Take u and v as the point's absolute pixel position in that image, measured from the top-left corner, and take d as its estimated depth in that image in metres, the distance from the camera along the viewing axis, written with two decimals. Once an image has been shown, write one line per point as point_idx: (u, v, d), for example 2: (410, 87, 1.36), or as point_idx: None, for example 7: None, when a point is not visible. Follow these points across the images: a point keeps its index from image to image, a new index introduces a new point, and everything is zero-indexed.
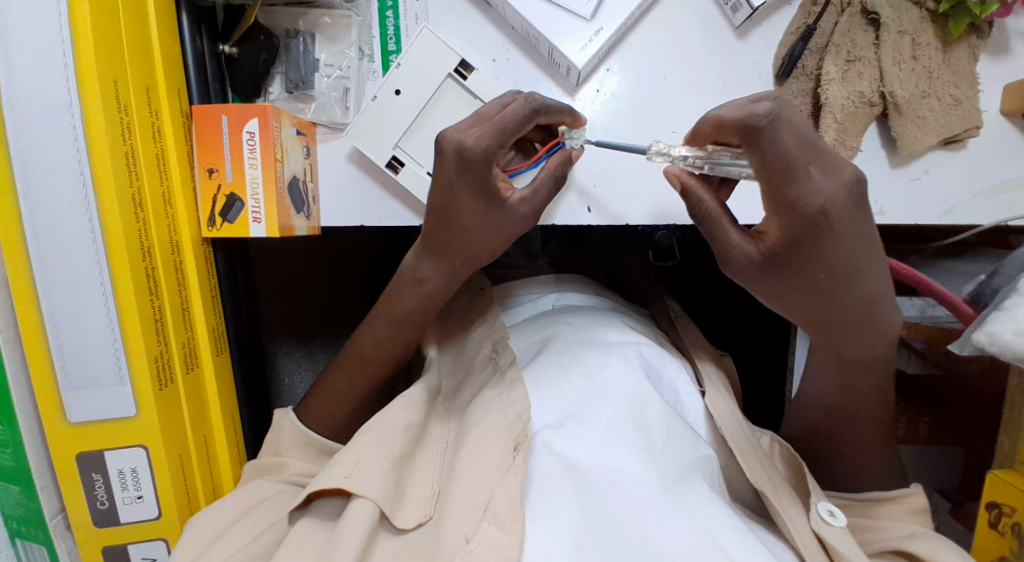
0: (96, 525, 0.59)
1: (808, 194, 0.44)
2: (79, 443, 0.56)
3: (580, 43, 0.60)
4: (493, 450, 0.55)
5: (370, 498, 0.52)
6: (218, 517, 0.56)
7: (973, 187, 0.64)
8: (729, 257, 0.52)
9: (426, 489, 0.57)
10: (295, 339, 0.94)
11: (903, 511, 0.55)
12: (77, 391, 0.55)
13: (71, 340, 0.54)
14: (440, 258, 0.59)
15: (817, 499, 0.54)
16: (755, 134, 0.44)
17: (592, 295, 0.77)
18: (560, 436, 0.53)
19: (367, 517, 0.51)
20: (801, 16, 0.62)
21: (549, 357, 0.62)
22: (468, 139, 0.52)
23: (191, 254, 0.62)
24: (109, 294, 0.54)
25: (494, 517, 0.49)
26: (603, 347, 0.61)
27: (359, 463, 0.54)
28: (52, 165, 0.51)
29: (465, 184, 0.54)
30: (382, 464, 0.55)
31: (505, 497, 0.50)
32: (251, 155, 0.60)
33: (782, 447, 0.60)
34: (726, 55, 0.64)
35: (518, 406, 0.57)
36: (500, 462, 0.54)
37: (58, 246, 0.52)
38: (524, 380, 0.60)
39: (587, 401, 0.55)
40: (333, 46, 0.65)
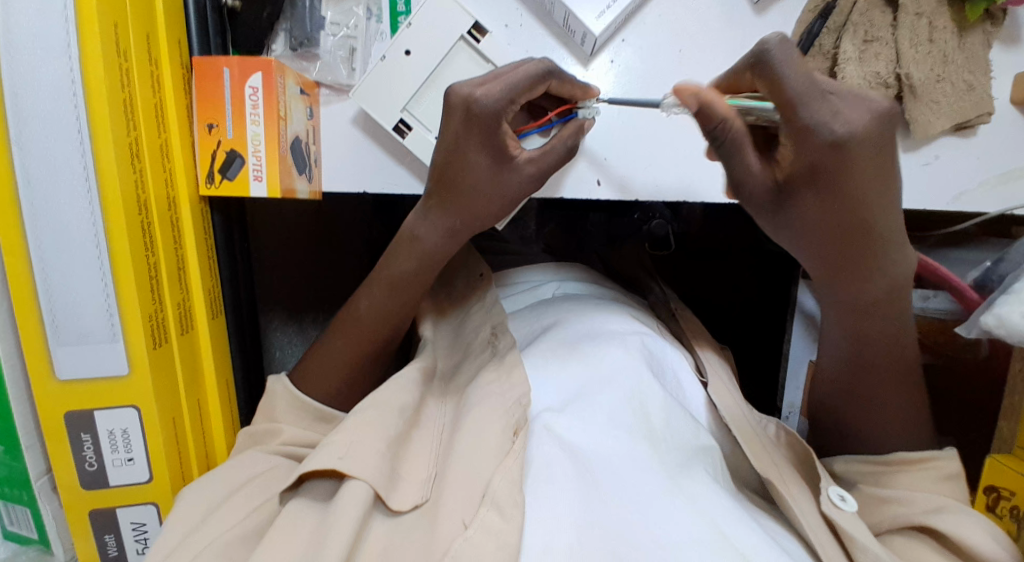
0: (84, 487, 0.57)
1: (826, 117, 0.43)
2: (70, 401, 0.54)
3: (595, 12, 0.58)
4: (490, 435, 0.54)
5: (366, 480, 0.51)
6: (209, 496, 0.54)
7: (979, 173, 0.64)
8: (744, 184, 0.49)
9: (424, 470, 0.56)
10: (287, 314, 0.92)
11: (933, 477, 0.54)
12: (67, 347, 0.53)
13: (62, 295, 0.52)
14: (440, 217, 0.58)
15: (827, 483, 0.53)
16: (765, 60, 0.44)
17: (591, 281, 0.76)
18: (559, 420, 0.53)
19: (362, 497, 0.50)
20: None
21: (550, 340, 0.62)
22: (478, 92, 0.51)
23: (189, 211, 0.60)
24: (102, 243, 0.51)
25: (492, 502, 0.48)
26: (603, 338, 0.60)
27: (352, 437, 0.53)
28: (46, 112, 0.49)
29: (473, 142, 0.53)
30: (377, 444, 0.54)
31: (504, 481, 0.49)
32: (253, 111, 0.58)
33: (788, 434, 0.59)
34: (742, 32, 0.62)
35: (518, 391, 0.56)
36: (499, 446, 0.53)
37: (51, 196, 0.50)
38: (523, 363, 0.61)
39: (588, 388, 0.56)
40: (341, 4, 0.64)
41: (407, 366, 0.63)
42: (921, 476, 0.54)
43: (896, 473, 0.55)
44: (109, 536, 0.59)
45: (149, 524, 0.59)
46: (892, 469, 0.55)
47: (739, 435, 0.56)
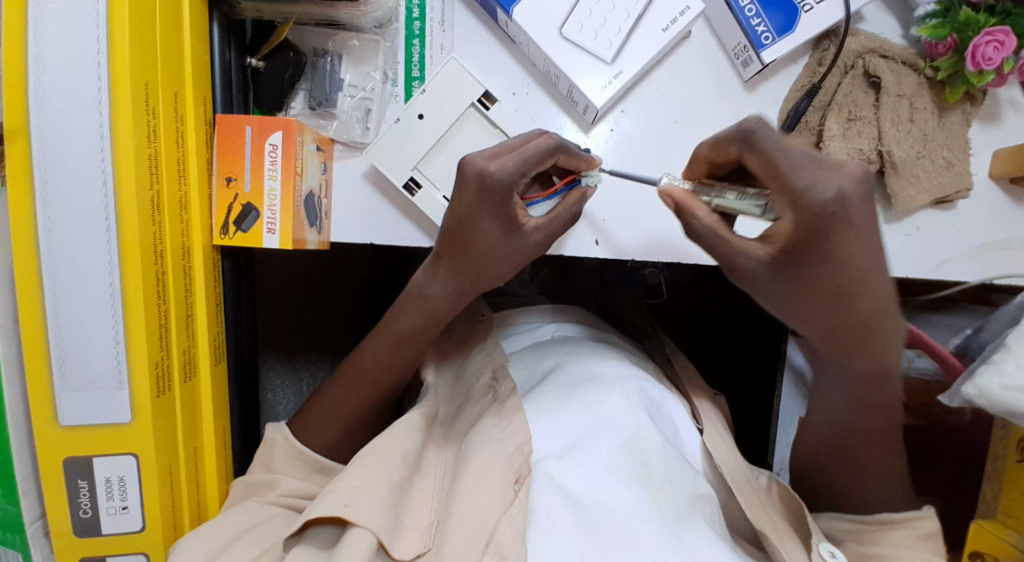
0: (76, 533, 0.56)
1: (819, 182, 0.43)
2: (70, 447, 0.54)
3: (601, 84, 0.61)
4: (492, 484, 0.55)
5: (369, 528, 0.51)
6: (209, 540, 0.53)
7: (960, 245, 0.67)
8: (742, 264, 0.51)
9: (425, 518, 0.56)
10: (281, 355, 0.92)
11: (912, 536, 0.56)
12: (72, 392, 0.53)
13: (72, 341, 0.52)
14: (449, 277, 0.60)
15: (818, 540, 0.54)
16: (751, 139, 0.48)
17: (589, 327, 0.78)
18: (562, 468, 0.54)
19: (365, 546, 0.50)
20: (806, 75, 0.65)
21: (551, 386, 0.63)
22: (493, 165, 0.53)
23: (200, 259, 0.61)
24: (117, 290, 0.52)
25: (497, 553, 0.50)
26: (605, 382, 0.61)
27: (352, 489, 0.54)
28: (71, 162, 0.50)
29: (486, 212, 0.55)
30: (381, 491, 0.54)
31: (509, 529, 0.51)
32: (272, 167, 0.61)
33: (780, 488, 0.61)
34: (732, 106, 0.66)
35: (519, 438, 0.57)
36: (501, 494, 0.54)
37: (69, 243, 0.51)
38: (524, 408, 0.61)
39: (589, 432, 0.57)
40: (358, 69, 0.68)
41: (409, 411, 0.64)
42: (902, 536, 0.56)
43: (879, 533, 0.57)
44: None
45: None
46: (876, 528, 0.57)
47: (734, 486, 0.57)
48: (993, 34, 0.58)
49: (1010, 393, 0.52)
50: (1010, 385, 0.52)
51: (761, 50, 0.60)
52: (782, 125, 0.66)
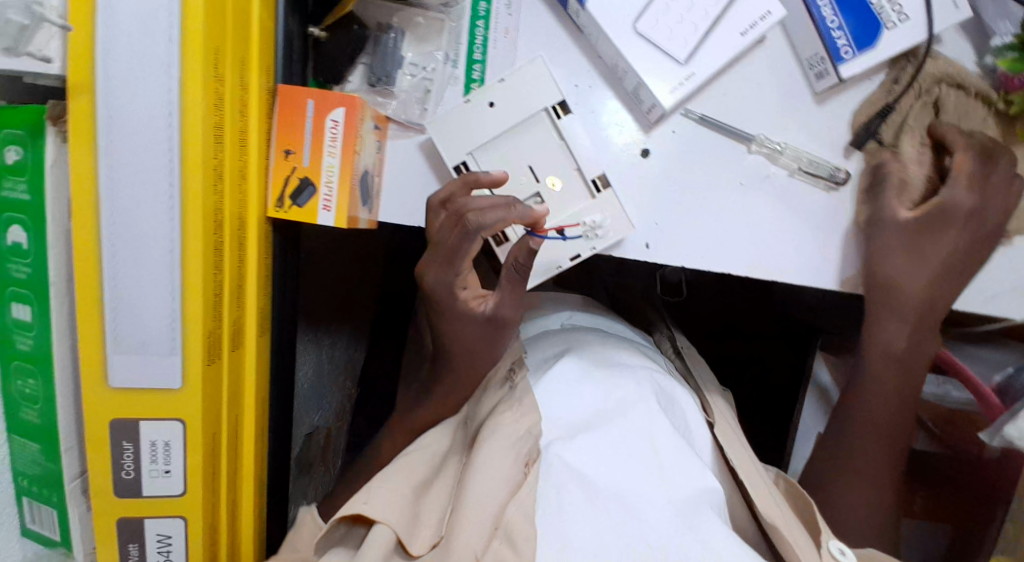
0: (117, 494, 0.57)
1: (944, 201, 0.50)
2: (119, 408, 0.54)
3: (670, 85, 0.60)
4: (504, 463, 0.53)
5: (388, 523, 0.53)
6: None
7: (1016, 282, 0.65)
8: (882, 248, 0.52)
9: (438, 513, 0.56)
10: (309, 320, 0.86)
11: None
12: (123, 354, 0.53)
13: (128, 304, 0.52)
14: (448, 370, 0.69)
15: (828, 538, 0.56)
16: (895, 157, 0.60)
17: (599, 317, 0.78)
18: (571, 449, 0.53)
19: (385, 540, 0.53)
20: (881, 93, 0.62)
21: (562, 371, 0.62)
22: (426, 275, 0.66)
23: (254, 229, 0.60)
24: (177, 256, 0.52)
25: (505, 535, 0.49)
26: (616, 371, 0.63)
27: (375, 490, 0.56)
28: (139, 124, 0.50)
29: (456, 317, 0.66)
30: (404, 489, 0.57)
31: (518, 513, 0.50)
32: (332, 143, 0.60)
33: (786, 482, 0.65)
34: (800, 116, 0.64)
35: (530, 420, 0.57)
36: (511, 478, 0.53)
37: (133, 207, 0.51)
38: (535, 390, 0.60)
39: (603, 415, 0.57)
40: (421, 47, 0.66)
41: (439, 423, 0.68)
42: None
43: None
44: (132, 545, 0.59)
45: (174, 537, 0.59)
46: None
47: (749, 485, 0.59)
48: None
49: None
50: None
51: (838, 64, 0.59)
52: (848, 143, 0.63)
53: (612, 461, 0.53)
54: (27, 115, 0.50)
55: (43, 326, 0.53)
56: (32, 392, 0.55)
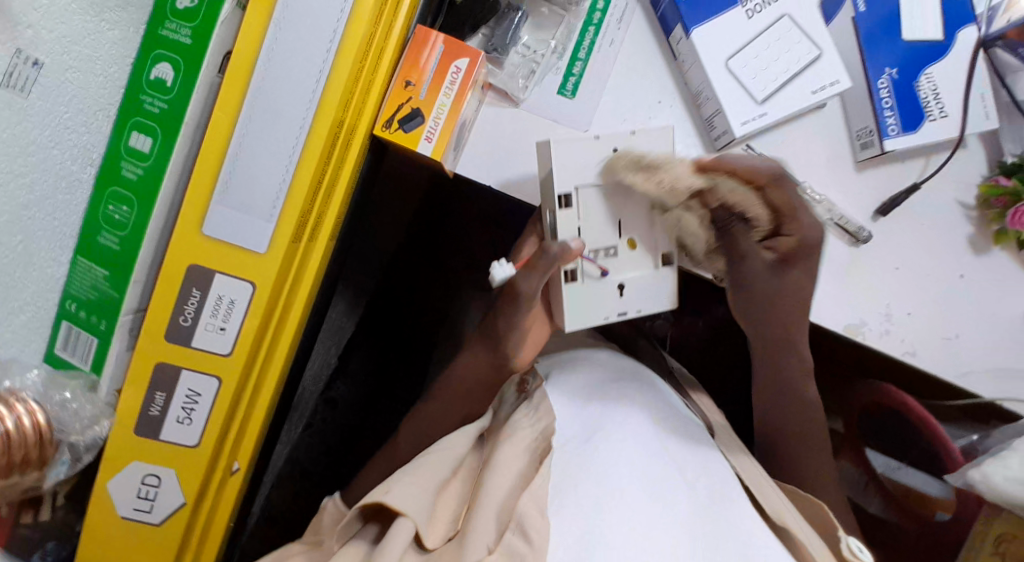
0: (168, 340, 0.59)
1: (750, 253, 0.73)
2: (201, 256, 0.58)
3: (746, 117, 0.70)
4: (516, 461, 0.61)
5: (410, 518, 0.56)
6: None
7: (989, 362, 0.74)
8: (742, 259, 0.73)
9: (452, 512, 0.61)
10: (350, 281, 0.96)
11: None
12: (226, 207, 0.57)
13: (246, 163, 0.56)
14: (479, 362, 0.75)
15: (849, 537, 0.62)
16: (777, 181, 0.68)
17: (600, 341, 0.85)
18: (571, 453, 0.60)
19: (404, 534, 0.55)
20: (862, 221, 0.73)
21: (580, 385, 0.70)
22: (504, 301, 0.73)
23: (361, 141, 0.65)
24: (304, 132, 0.57)
25: (517, 526, 0.53)
26: (621, 386, 0.70)
27: (396, 483, 0.60)
28: (314, 9, 0.55)
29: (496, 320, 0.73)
30: (426, 485, 0.60)
31: (531, 500, 0.55)
32: (450, 87, 0.66)
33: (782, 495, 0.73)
34: (841, 176, 0.74)
35: (542, 423, 0.64)
36: (523, 474, 0.60)
37: (282, 79, 0.56)
38: (549, 397, 0.68)
39: (599, 422, 0.64)
40: (538, 34, 0.75)
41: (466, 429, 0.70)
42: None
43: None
44: (159, 394, 0.60)
45: (202, 397, 0.61)
46: None
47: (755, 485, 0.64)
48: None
49: (1011, 484, 0.60)
50: (1013, 477, 0.60)
51: (885, 138, 0.70)
52: (874, 210, 0.74)
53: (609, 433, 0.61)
54: None
55: (160, 160, 0.56)
56: (121, 219, 0.57)
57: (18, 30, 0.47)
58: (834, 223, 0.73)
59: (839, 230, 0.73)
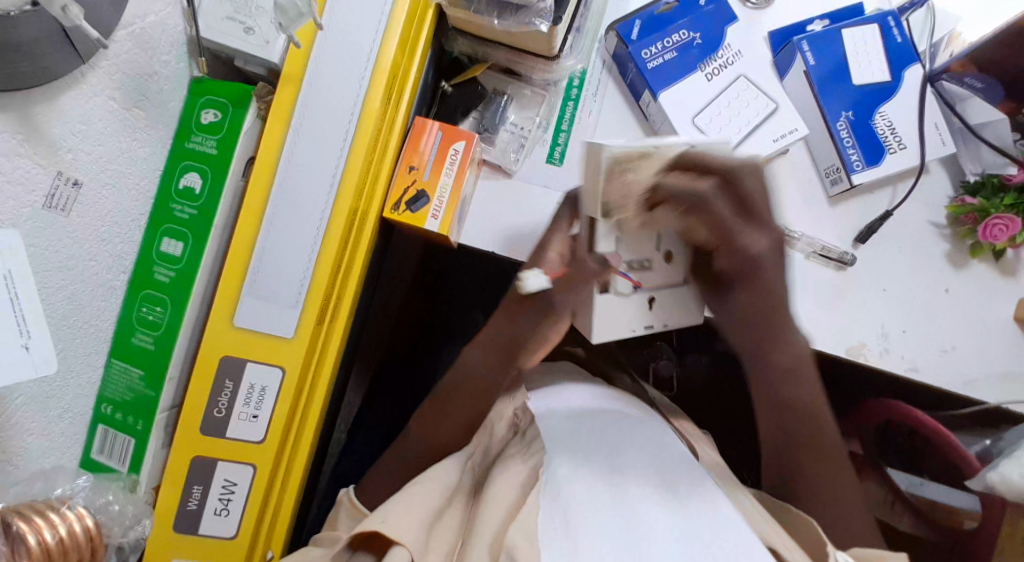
0: (203, 432, 0.61)
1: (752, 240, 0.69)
2: (232, 347, 0.60)
3: None
4: (509, 494, 0.62)
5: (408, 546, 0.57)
6: None
7: (987, 368, 0.77)
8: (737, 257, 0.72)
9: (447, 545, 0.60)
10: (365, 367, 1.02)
11: None
12: (255, 298, 0.60)
13: (272, 254, 0.60)
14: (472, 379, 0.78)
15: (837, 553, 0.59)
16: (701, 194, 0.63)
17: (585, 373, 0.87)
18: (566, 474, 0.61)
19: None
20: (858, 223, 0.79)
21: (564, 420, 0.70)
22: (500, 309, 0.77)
23: (373, 225, 0.70)
24: (324, 222, 0.61)
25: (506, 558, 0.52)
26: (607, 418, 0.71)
27: (390, 511, 0.61)
28: (329, 113, 0.61)
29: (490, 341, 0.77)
30: (420, 518, 0.61)
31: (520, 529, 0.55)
32: (450, 167, 0.72)
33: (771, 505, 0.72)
34: (817, 210, 0.79)
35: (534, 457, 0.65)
36: (512, 503, 0.60)
37: (302, 177, 0.61)
38: (541, 435, 0.69)
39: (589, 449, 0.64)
40: (523, 112, 0.81)
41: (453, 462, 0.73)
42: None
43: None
44: (196, 488, 0.62)
45: (237, 486, 0.62)
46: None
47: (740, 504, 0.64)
48: (1004, 217, 0.73)
49: None
50: None
51: (851, 172, 0.76)
52: (854, 238, 0.79)
53: (614, 465, 0.62)
54: (235, 88, 0.61)
55: (191, 261, 0.60)
56: (155, 319, 0.60)
57: (61, 155, 0.50)
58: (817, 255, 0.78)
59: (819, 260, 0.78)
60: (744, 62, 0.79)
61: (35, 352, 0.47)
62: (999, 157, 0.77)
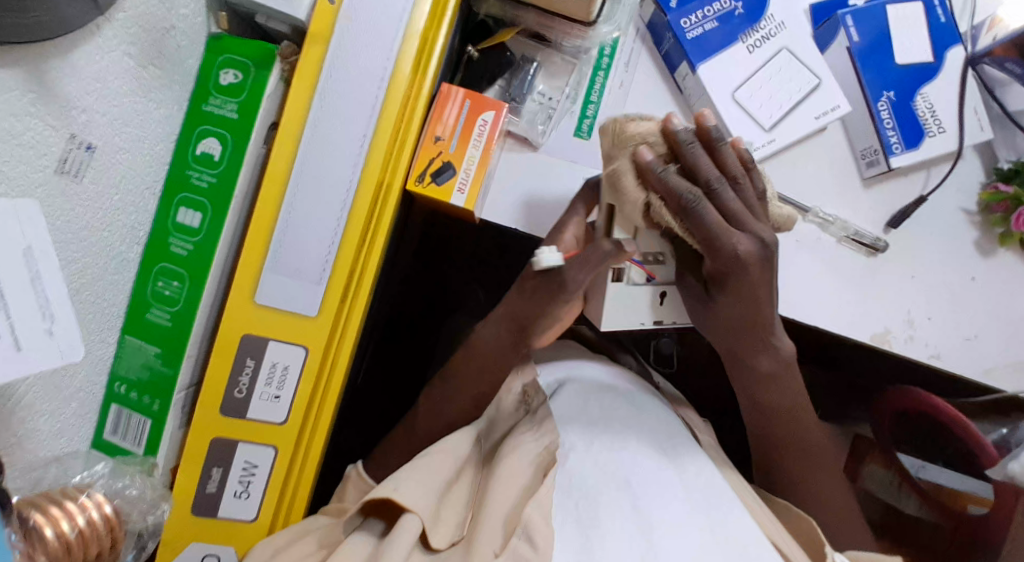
0: (222, 412, 0.58)
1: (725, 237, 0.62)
2: (254, 326, 0.57)
3: (754, 145, 0.74)
4: (522, 476, 0.61)
5: (419, 514, 0.57)
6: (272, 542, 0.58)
7: (1007, 357, 0.77)
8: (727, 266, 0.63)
9: (457, 516, 0.61)
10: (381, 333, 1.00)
11: None
12: (279, 274, 0.57)
13: (296, 229, 0.57)
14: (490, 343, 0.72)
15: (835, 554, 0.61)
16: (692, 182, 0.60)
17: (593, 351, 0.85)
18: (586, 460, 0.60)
19: (412, 531, 0.56)
20: (889, 209, 0.77)
21: (573, 398, 0.69)
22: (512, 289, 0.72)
23: (397, 197, 0.65)
24: (351, 195, 0.58)
25: (524, 533, 0.54)
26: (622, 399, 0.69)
27: (403, 478, 0.60)
28: (358, 78, 0.57)
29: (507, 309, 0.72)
30: (428, 489, 0.60)
31: (538, 512, 0.55)
32: (478, 138, 0.68)
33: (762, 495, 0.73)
34: (849, 192, 0.77)
35: (547, 437, 0.64)
36: (526, 486, 0.60)
37: (328, 145, 0.57)
38: (552, 414, 0.68)
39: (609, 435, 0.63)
40: (551, 82, 0.77)
41: (459, 432, 0.69)
42: None
43: None
44: (215, 469, 0.59)
45: (259, 468, 0.60)
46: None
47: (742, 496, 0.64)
48: None
49: None
50: None
51: (890, 156, 0.74)
52: (886, 222, 0.77)
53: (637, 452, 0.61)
54: (257, 48, 0.56)
55: (211, 235, 0.56)
56: (172, 294, 0.57)
57: (73, 116, 0.45)
58: (849, 240, 0.76)
59: (849, 245, 0.76)
60: (788, 34, 0.74)
61: (63, 343, 0.43)
62: None
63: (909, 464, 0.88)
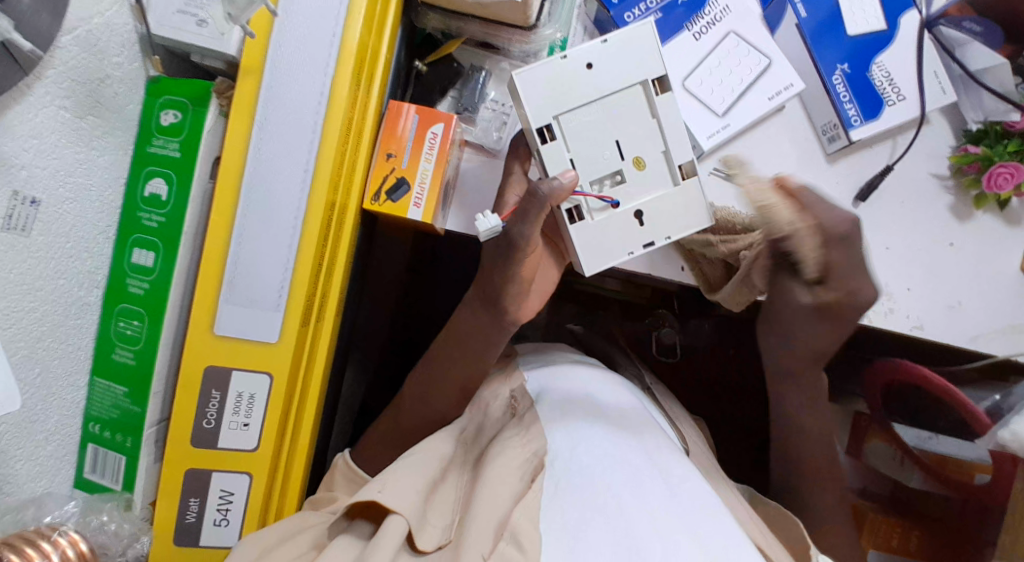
0: (193, 443, 0.60)
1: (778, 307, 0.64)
2: (216, 357, 0.59)
3: (708, 132, 0.73)
4: (510, 482, 0.58)
5: (403, 515, 0.55)
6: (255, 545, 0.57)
7: (993, 322, 0.75)
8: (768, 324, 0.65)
9: (446, 518, 0.58)
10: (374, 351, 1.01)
11: None
12: (235, 304, 0.58)
13: (247, 259, 0.58)
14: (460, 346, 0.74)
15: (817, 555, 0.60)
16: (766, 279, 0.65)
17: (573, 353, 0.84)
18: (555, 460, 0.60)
19: (398, 532, 0.54)
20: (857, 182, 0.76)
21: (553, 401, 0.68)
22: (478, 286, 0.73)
23: (352, 217, 0.66)
24: (299, 220, 0.58)
25: (512, 537, 0.52)
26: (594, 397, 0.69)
27: (390, 479, 0.59)
28: (295, 105, 0.58)
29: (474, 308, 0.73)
30: (415, 487, 0.59)
31: (525, 517, 0.53)
32: (429, 151, 0.68)
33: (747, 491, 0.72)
34: (813, 169, 0.76)
35: (537, 443, 0.62)
36: (515, 491, 0.58)
37: (271, 175, 0.58)
38: (540, 420, 0.66)
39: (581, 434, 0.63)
40: (503, 88, 0.78)
41: (440, 435, 0.68)
42: None
43: None
44: (192, 501, 0.61)
45: (235, 496, 0.61)
46: None
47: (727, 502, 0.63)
48: (1008, 165, 0.70)
49: None
50: None
51: (849, 129, 0.72)
52: (854, 196, 0.75)
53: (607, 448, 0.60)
54: (195, 86, 0.58)
55: (165, 273, 0.58)
56: (134, 333, 0.58)
57: (13, 172, 0.47)
58: None
59: None
60: (734, 17, 0.74)
61: None
62: (1001, 103, 0.72)
63: (914, 439, 0.87)
